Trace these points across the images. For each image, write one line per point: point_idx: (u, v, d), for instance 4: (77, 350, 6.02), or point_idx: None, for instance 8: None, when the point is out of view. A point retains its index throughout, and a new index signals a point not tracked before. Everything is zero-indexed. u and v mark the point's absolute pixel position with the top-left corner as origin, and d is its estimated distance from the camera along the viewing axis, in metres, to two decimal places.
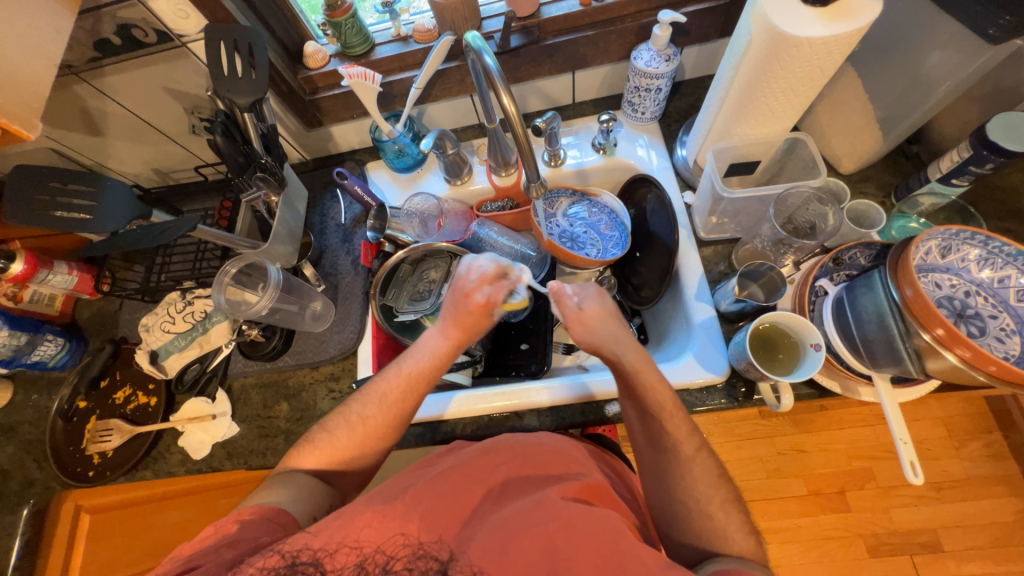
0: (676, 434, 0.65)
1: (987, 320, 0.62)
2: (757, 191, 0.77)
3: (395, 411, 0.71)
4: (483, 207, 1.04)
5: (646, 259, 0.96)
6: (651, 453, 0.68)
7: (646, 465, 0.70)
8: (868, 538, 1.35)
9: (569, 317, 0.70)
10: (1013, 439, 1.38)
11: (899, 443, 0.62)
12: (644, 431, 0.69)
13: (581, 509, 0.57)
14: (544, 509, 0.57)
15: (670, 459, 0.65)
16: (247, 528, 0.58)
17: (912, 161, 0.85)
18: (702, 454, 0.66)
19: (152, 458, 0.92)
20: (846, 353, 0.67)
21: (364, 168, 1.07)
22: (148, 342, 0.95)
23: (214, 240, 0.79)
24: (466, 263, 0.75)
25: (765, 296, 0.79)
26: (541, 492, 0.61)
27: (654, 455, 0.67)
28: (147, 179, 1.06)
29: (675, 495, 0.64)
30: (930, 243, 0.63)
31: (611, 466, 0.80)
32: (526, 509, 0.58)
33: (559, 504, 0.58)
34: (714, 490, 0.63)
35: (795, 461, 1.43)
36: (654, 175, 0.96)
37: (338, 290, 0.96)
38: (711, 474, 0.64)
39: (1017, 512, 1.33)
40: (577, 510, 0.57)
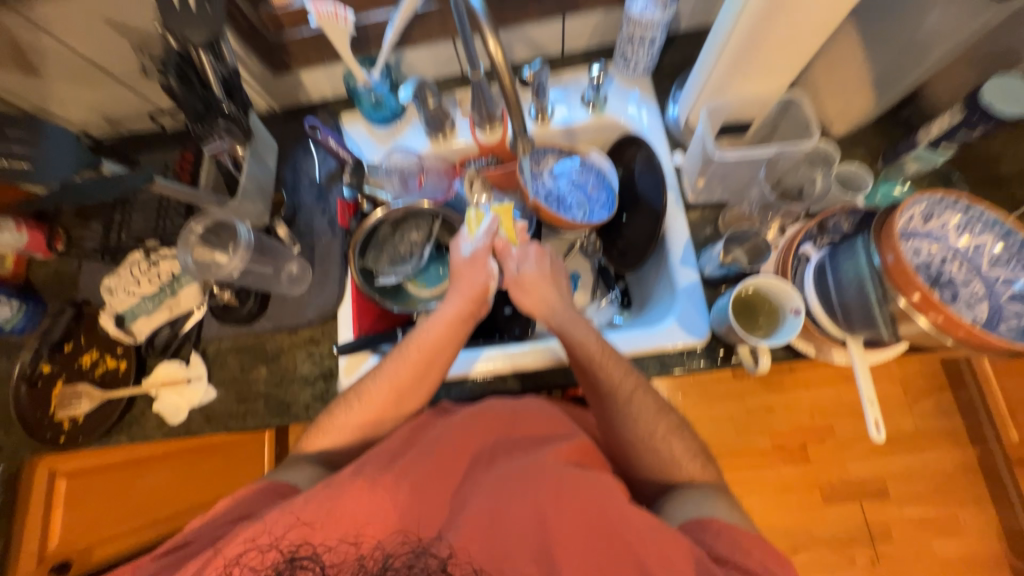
0: (610, 379, 0.71)
1: (959, 286, 0.64)
2: (749, 151, 0.74)
3: (395, 392, 0.75)
4: (467, 164, 1.00)
5: (632, 222, 0.95)
6: (594, 398, 0.74)
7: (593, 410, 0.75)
8: (823, 486, 1.46)
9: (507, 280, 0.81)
10: (961, 396, 1.48)
11: (866, 402, 0.65)
12: (584, 383, 0.75)
13: (576, 474, 0.60)
14: (537, 475, 0.60)
15: (611, 403, 0.71)
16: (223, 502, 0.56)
17: (900, 127, 0.84)
18: (640, 390, 0.71)
19: (127, 423, 0.90)
20: (824, 318, 0.69)
21: (338, 120, 1.00)
22: (112, 304, 0.90)
23: (175, 196, 0.74)
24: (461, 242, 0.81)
25: (749, 260, 0.78)
26: (533, 457, 0.63)
27: (597, 401, 0.73)
28: (97, 126, 0.97)
29: (628, 440, 0.71)
30: (914, 210, 0.63)
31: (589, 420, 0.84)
32: (518, 473, 0.61)
33: (553, 470, 0.60)
34: (656, 422, 0.70)
35: (763, 418, 1.51)
36: (644, 135, 0.93)
37: (315, 251, 0.92)
38: (651, 409, 0.70)
39: (956, 461, 1.45)
40: (572, 476, 0.60)
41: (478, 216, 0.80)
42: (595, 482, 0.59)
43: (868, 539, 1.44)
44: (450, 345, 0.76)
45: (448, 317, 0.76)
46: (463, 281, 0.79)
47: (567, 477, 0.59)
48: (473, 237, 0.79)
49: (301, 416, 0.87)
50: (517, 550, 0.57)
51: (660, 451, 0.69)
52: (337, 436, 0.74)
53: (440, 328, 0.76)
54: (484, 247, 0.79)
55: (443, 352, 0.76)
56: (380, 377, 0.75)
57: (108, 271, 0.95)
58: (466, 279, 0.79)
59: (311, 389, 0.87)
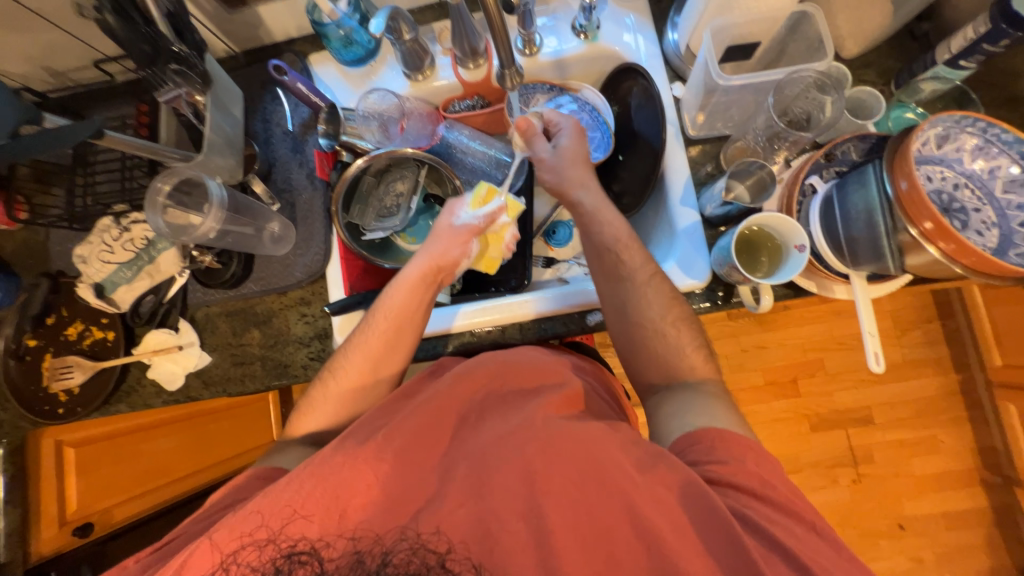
0: (631, 262, 0.72)
1: (970, 213, 0.61)
2: (755, 77, 0.69)
3: (371, 360, 0.73)
4: (449, 107, 0.92)
5: (629, 163, 0.90)
6: (607, 286, 0.74)
7: (603, 299, 0.75)
8: (813, 417, 1.52)
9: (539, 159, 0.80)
10: (950, 326, 1.50)
11: (866, 335, 0.65)
12: (600, 272, 0.74)
13: (568, 425, 0.60)
14: (525, 432, 0.60)
15: (628, 286, 0.72)
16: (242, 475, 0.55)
17: (917, 43, 0.78)
18: (656, 278, 0.72)
19: (125, 392, 0.89)
20: (829, 254, 0.67)
21: (306, 61, 0.91)
22: (88, 274, 0.86)
23: (133, 151, 0.67)
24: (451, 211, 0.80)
25: (752, 197, 0.75)
26: (523, 415, 0.62)
27: (612, 287, 0.73)
28: (40, 80, 0.88)
29: (636, 322, 0.71)
30: (930, 132, 0.59)
31: (590, 367, 0.81)
32: (508, 433, 0.61)
33: (542, 424, 0.60)
34: (667, 308, 0.70)
35: (757, 356, 1.54)
36: (641, 64, 0.85)
37: (296, 209, 0.87)
38: (664, 295, 0.71)
39: (940, 387, 1.51)
40: (562, 428, 0.59)
41: (485, 193, 0.79)
42: (582, 432, 0.59)
43: (851, 461, 1.51)
44: (413, 313, 0.74)
45: (410, 283, 0.75)
46: (437, 246, 0.77)
47: (552, 431, 0.59)
48: (473, 210, 0.78)
49: (299, 376, 0.86)
50: (504, 507, 0.56)
51: (667, 338, 0.69)
52: (336, 393, 0.74)
53: (403, 294, 0.74)
54: (476, 226, 0.78)
55: (409, 316, 0.74)
56: (351, 349, 0.74)
57: (80, 239, 0.88)
58: (442, 246, 0.77)
59: (307, 350, 0.86)
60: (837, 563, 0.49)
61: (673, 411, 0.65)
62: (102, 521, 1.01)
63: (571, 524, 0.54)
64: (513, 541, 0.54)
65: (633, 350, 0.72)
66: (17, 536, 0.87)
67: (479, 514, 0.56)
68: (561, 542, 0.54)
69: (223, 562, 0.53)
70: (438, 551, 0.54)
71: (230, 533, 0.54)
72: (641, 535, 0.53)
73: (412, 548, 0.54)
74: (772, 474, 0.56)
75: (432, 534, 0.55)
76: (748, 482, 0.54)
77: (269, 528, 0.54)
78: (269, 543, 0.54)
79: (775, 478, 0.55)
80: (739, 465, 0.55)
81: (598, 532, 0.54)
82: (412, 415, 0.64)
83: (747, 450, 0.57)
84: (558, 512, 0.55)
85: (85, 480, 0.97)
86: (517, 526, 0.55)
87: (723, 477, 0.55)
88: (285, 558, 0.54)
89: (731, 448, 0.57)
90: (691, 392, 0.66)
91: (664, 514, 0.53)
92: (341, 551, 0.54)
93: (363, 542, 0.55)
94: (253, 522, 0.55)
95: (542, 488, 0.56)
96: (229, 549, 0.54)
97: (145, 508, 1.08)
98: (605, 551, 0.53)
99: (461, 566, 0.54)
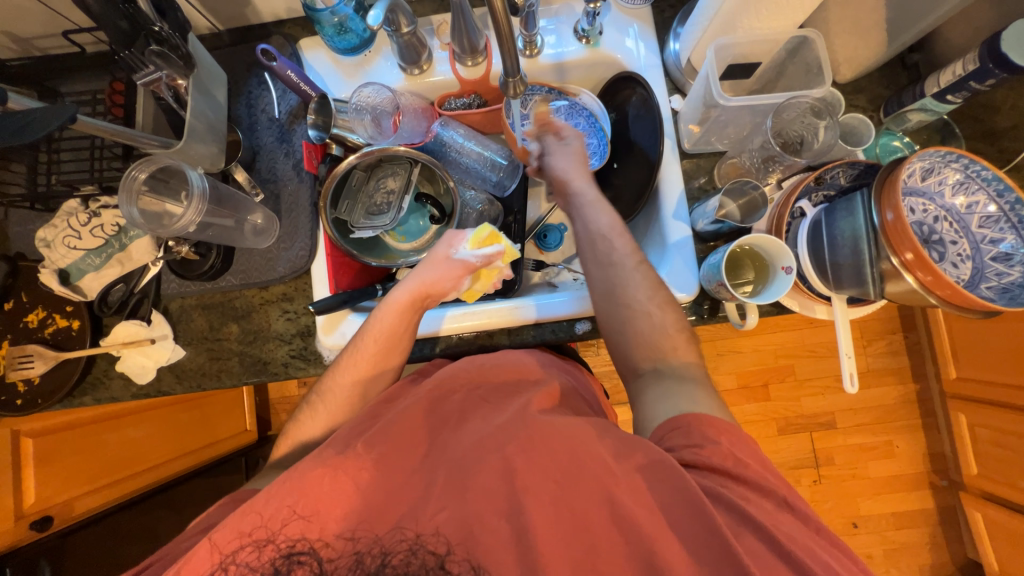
0: (621, 248, 0.72)
1: (948, 246, 0.64)
2: (755, 99, 0.70)
3: (354, 386, 0.72)
4: (445, 104, 0.90)
5: (623, 171, 0.90)
6: (598, 269, 0.72)
7: (591, 283, 0.72)
8: (780, 420, 1.59)
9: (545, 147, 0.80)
10: (911, 337, 1.58)
11: (844, 357, 0.68)
12: (591, 257, 0.73)
13: (544, 422, 0.59)
14: (506, 432, 0.59)
15: (619, 270, 0.70)
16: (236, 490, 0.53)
17: (907, 72, 0.80)
18: (644, 264, 0.71)
19: (89, 384, 0.84)
20: (813, 276, 0.69)
21: (295, 45, 0.87)
22: (52, 260, 0.81)
23: (106, 136, 0.63)
24: (448, 239, 0.78)
25: (741, 217, 0.78)
26: (506, 414, 0.62)
27: (604, 270, 0.71)
28: (1, 45, 0.81)
29: (625, 304, 0.68)
30: (917, 165, 0.62)
31: (572, 369, 0.81)
32: (487, 435, 0.60)
33: (521, 424, 0.59)
34: (655, 291, 0.69)
35: (731, 361, 1.59)
36: (641, 73, 0.85)
37: (280, 201, 0.84)
38: (652, 279, 0.70)
39: (899, 396, 1.59)
40: (538, 425, 0.59)
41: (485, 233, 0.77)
42: (567, 428, 0.59)
43: (814, 464, 1.58)
44: (400, 338, 0.73)
45: (400, 307, 0.72)
46: (431, 275, 0.74)
47: (535, 426, 0.59)
48: (472, 248, 0.76)
49: (279, 374, 0.83)
50: (488, 508, 0.54)
51: (653, 317, 0.68)
52: (329, 398, 0.73)
53: (391, 318, 0.72)
54: (473, 264, 0.76)
55: (394, 346, 0.73)
56: (339, 370, 0.73)
57: (41, 220, 0.83)
58: (435, 276, 0.75)
59: (288, 347, 0.83)
60: (806, 535, 0.49)
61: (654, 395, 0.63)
62: (63, 515, 0.94)
63: (553, 522, 0.53)
64: (494, 539, 0.53)
65: (616, 334, 0.70)
66: None
67: (464, 516, 0.54)
68: (543, 540, 0.52)
69: (221, 562, 0.52)
70: (437, 553, 0.53)
71: (229, 532, 0.53)
72: (619, 525, 0.52)
73: (412, 548, 0.53)
74: (746, 454, 0.54)
75: (431, 535, 0.53)
76: (722, 461, 0.53)
77: (268, 527, 0.53)
78: (268, 543, 0.53)
79: (748, 456, 0.54)
80: (713, 446, 0.54)
81: (578, 526, 0.53)
82: (399, 418, 0.63)
83: (722, 431, 0.55)
84: (540, 508, 0.53)
85: (45, 474, 0.92)
86: (498, 525, 0.53)
87: (696, 458, 0.53)
88: (284, 558, 0.52)
89: (705, 428, 0.55)
90: (669, 377, 0.64)
91: (641, 503, 0.52)
92: (341, 551, 0.53)
93: (361, 542, 0.54)
94: (253, 521, 0.54)
95: (523, 484, 0.55)
96: (228, 549, 0.52)
97: (118, 496, 1.05)
98: (586, 542, 0.52)
99: (460, 568, 0.52)
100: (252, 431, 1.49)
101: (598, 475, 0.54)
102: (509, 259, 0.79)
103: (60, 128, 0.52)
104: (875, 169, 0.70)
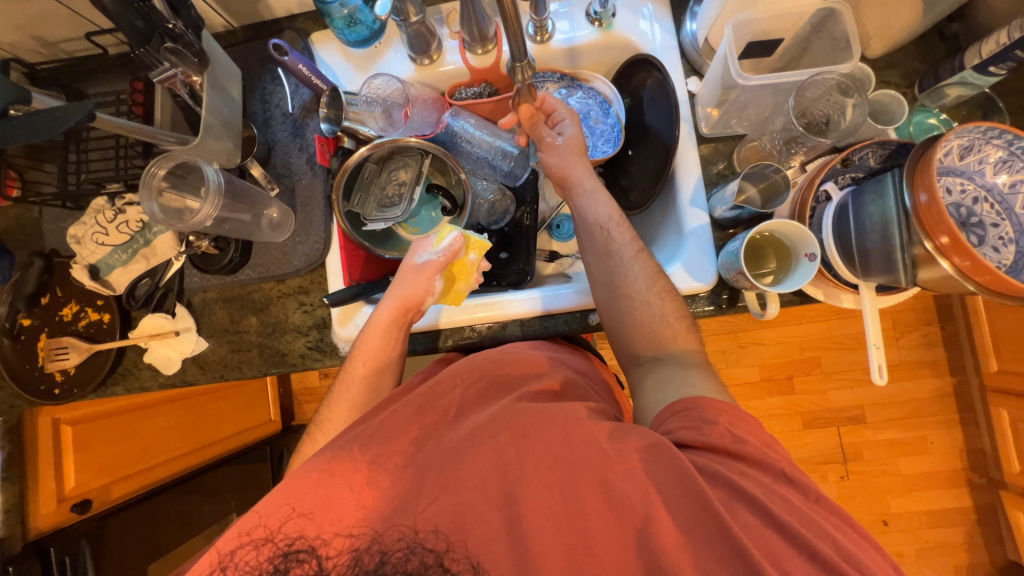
0: (620, 238, 0.75)
1: (988, 228, 0.60)
2: (777, 77, 0.66)
3: (348, 409, 0.75)
4: (455, 93, 0.90)
5: (638, 157, 0.88)
6: (598, 261, 0.76)
7: (592, 275, 0.76)
8: (805, 414, 1.53)
9: (544, 142, 0.82)
10: (948, 329, 1.50)
11: (871, 347, 0.65)
12: (591, 249, 0.77)
13: (534, 409, 0.59)
14: (498, 421, 0.59)
15: (617, 261, 0.74)
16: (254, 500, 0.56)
17: (945, 45, 0.75)
18: (642, 253, 0.74)
19: (120, 374, 0.88)
20: (839, 262, 0.65)
21: (307, 40, 0.88)
22: (82, 256, 0.84)
23: (125, 133, 0.65)
24: (416, 249, 0.80)
25: (762, 202, 0.74)
26: (497, 406, 0.62)
27: (602, 262, 0.75)
28: (30, 50, 0.85)
29: (623, 294, 0.72)
30: (954, 142, 0.58)
31: (577, 358, 0.80)
32: (480, 425, 0.59)
33: (514, 412, 0.59)
34: (652, 281, 0.71)
35: (753, 353, 1.54)
36: (656, 55, 0.82)
37: (295, 195, 0.85)
38: (651, 269, 0.72)
39: (935, 390, 1.51)
40: (528, 412, 0.59)
41: (446, 232, 0.79)
42: (557, 412, 0.59)
43: (840, 459, 1.53)
44: (389, 355, 0.76)
45: (383, 326, 0.75)
46: (404, 286, 0.76)
47: (524, 415, 0.58)
48: (434, 249, 0.78)
49: (297, 366, 0.85)
50: (479, 497, 0.52)
51: (652, 306, 0.70)
52: (348, 398, 0.75)
53: (376, 339, 0.75)
54: (440, 262, 0.77)
55: (382, 363, 0.75)
56: (333, 403, 0.76)
57: (72, 218, 0.87)
58: (409, 284, 0.76)
59: (305, 339, 0.85)
60: (810, 510, 0.50)
61: (654, 384, 0.66)
62: (101, 498, 0.99)
63: (545, 505, 0.51)
64: (486, 529, 0.51)
65: (617, 324, 0.72)
66: (15, 512, 0.85)
67: (455, 506, 0.52)
68: (535, 529, 0.50)
69: (219, 562, 0.53)
70: (436, 551, 0.50)
71: (229, 535, 0.54)
72: (612, 505, 0.51)
73: (410, 546, 0.51)
74: (744, 431, 0.56)
75: (429, 532, 0.51)
76: (721, 439, 0.54)
77: (267, 528, 0.54)
78: (266, 543, 0.53)
79: (747, 434, 0.55)
80: (712, 426, 0.55)
81: (572, 511, 0.51)
82: (400, 416, 0.64)
83: (722, 411, 0.57)
84: (532, 495, 0.52)
85: (84, 460, 0.98)
86: (490, 515, 0.51)
87: (697, 438, 0.55)
88: (282, 557, 0.52)
89: (704, 410, 0.57)
90: (670, 364, 0.67)
91: (634, 482, 0.51)
92: (339, 550, 0.52)
93: (360, 539, 0.52)
94: (252, 521, 0.55)
95: (517, 474, 0.53)
96: (226, 550, 0.53)
97: (147, 485, 1.08)
98: (580, 527, 0.50)
99: (460, 566, 0.49)
100: (276, 420, 1.54)
101: (591, 458, 0.53)
102: (479, 249, 0.79)
103: (78, 125, 0.53)
104: (908, 149, 0.66)
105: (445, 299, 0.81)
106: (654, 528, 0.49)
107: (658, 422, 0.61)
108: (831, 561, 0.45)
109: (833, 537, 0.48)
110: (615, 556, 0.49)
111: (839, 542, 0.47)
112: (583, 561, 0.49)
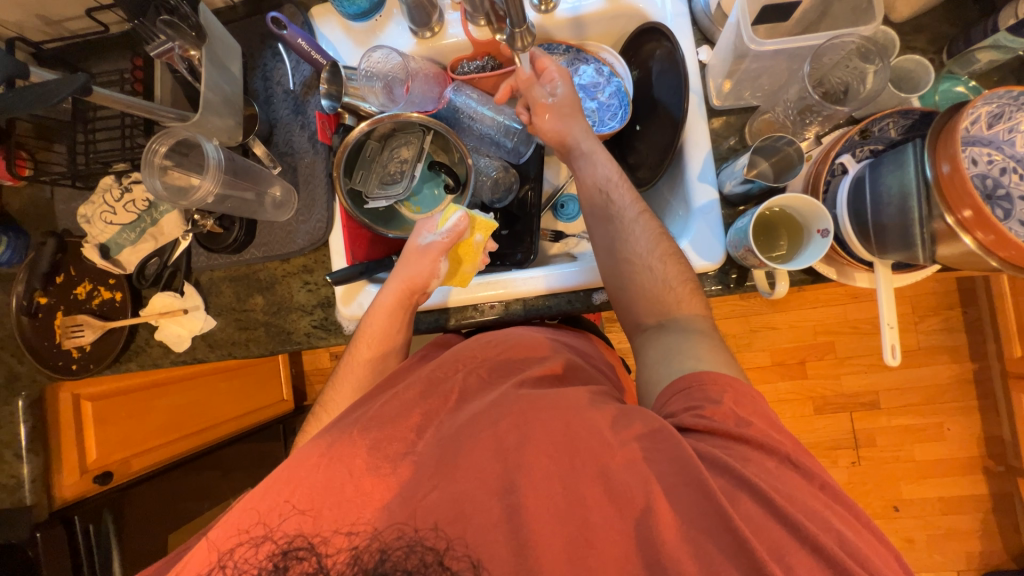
0: (620, 202, 0.74)
1: (1015, 202, 0.57)
2: (792, 42, 0.63)
3: (352, 390, 0.75)
4: (458, 68, 0.88)
5: (645, 133, 0.86)
6: (599, 227, 0.75)
7: (593, 242, 0.75)
8: (817, 399, 1.51)
9: (536, 102, 0.79)
10: (970, 313, 1.45)
11: (885, 327, 0.62)
12: (591, 216, 0.76)
13: (535, 395, 0.59)
14: (497, 408, 0.58)
15: (618, 226, 0.72)
16: (258, 496, 0.56)
17: (977, 5, 0.71)
18: (644, 215, 0.73)
19: (134, 352, 0.90)
20: (854, 239, 0.63)
21: (307, 14, 0.86)
22: (92, 235, 0.85)
23: (125, 109, 0.65)
24: (421, 224, 0.80)
25: (775, 175, 0.72)
26: (498, 392, 0.61)
27: (602, 227, 0.74)
28: (35, 29, 0.84)
29: (625, 259, 0.71)
30: (983, 109, 0.56)
31: (580, 340, 0.80)
32: (481, 410, 0.59)
33: (514, 399, 0.59)
34: (655, 244, 0.70)
35: (765, 338, 1.51)
36: (667, 23, 0.79)
37: (297, 172, 0.85)
38: (652, 233, 0.71)
39: (953, 376, 1.47)
40: (528, 399, 0.58)
41: (451, 212, 0.78)
42: (559, 400, 0.58)
43: (852, 444, 1.50)
44: (394, 338, 0.76)
45: (388, 308, 0.75)
46: (408, 267, 0.75)
47: (525, 401, 0.58)
48: (438, 229, 0.77)
49: (303, 344, 0.86)
50: (479, 486, 0.52)
51: (653, 272, 0.69)
52: (354, 378, 0.76)
53: (381, 321, 0.75)
54: (444, 243, 0.76)
55: (388, 347, 0.76)
56: (338, 383, 0.77)
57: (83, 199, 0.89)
58: (412, 266, 0.75)
59: (310, 318, 0.86)
60: (812, 498, 0.49)
61: (658, 356, 0.65)
62: (121, 470, 1.02)
63: (544, 495, 0.51)
64: (485, 519, 0.51)
65: (620, 293, 0.71)
66: (42, 482, 0.87)
67: (455, 495, 0.52)
68: (535, 518, 0.50)
69: (219, 560, 0.53)
70: (436, 549, 0.50)
71: (226, 530, 0.54)
72: (611, 496, 0.50)
73: (410, 544, 0.51)
74: (748, 412, 0.54)
75: (429, 530, 0.51)
76: (724, 423, 0.53)
77: (265, 526, 0.54)
78: (265, 541, 0.53)
79: (751, 415, 0.54)
80: (715, 406, 0.54)
81: (571, 502, 0.51)
82: (396, 400, 0.63)
83: (726, 388, 0.56)
84: (531, 485, 0.52)
85: (103, 435, 1.00)
86: (490, 504, 0.51)
87: (698, 421, 0.54)
88: (282, 555, 0.52)
89: (708, 389, 0.56)
90: (673, 332, 0.66)
91: (635, 474, 0.51)
92: (338, 548, 0.52)
93: (360, 537, 0.52)
94: (250, 519, 0.54)
95: (517, 461, 0.53)
96: (227, 547, 0.53)
97: (162, 458, 1.10)
98: (579, 517, 0.50)
99: (460, 564, 0.50)
100: (289, 400, 1.56)
101: (592, 447, 0.53)
102: (483, 228, 0.78)
103: (73, 97, 0.53)
104: (932, 118, 0.63)
105: (455, 280, 0.80)
106: (653, 519, 0.48)
107: (660, 404, 0.60)
108: (836, 560, 0.44)
109: (835, 530, 0.47)
110: (615, 549, 0.49)
111: (840, 535, 0.47)
112: (580, 553, 0.49)
